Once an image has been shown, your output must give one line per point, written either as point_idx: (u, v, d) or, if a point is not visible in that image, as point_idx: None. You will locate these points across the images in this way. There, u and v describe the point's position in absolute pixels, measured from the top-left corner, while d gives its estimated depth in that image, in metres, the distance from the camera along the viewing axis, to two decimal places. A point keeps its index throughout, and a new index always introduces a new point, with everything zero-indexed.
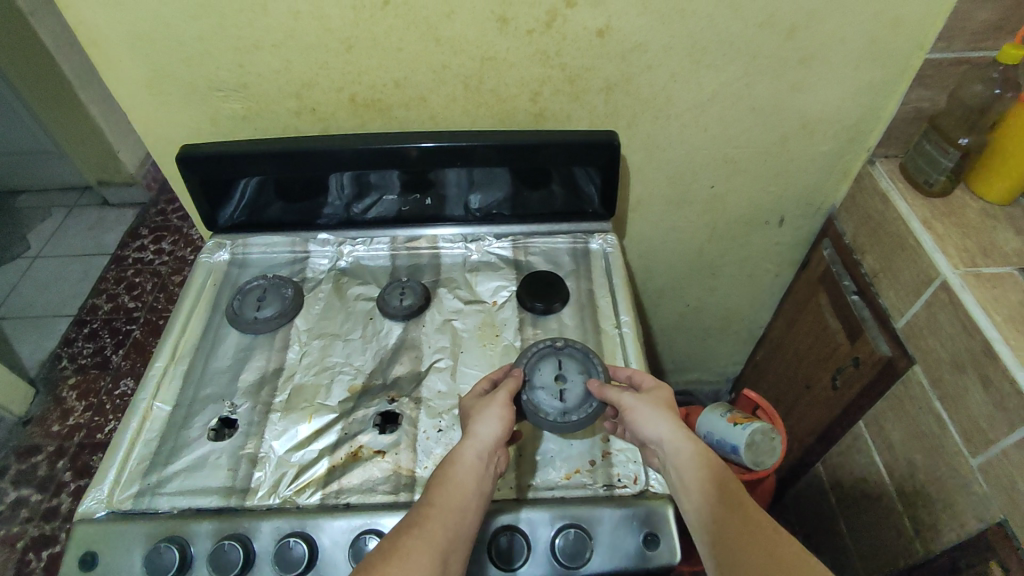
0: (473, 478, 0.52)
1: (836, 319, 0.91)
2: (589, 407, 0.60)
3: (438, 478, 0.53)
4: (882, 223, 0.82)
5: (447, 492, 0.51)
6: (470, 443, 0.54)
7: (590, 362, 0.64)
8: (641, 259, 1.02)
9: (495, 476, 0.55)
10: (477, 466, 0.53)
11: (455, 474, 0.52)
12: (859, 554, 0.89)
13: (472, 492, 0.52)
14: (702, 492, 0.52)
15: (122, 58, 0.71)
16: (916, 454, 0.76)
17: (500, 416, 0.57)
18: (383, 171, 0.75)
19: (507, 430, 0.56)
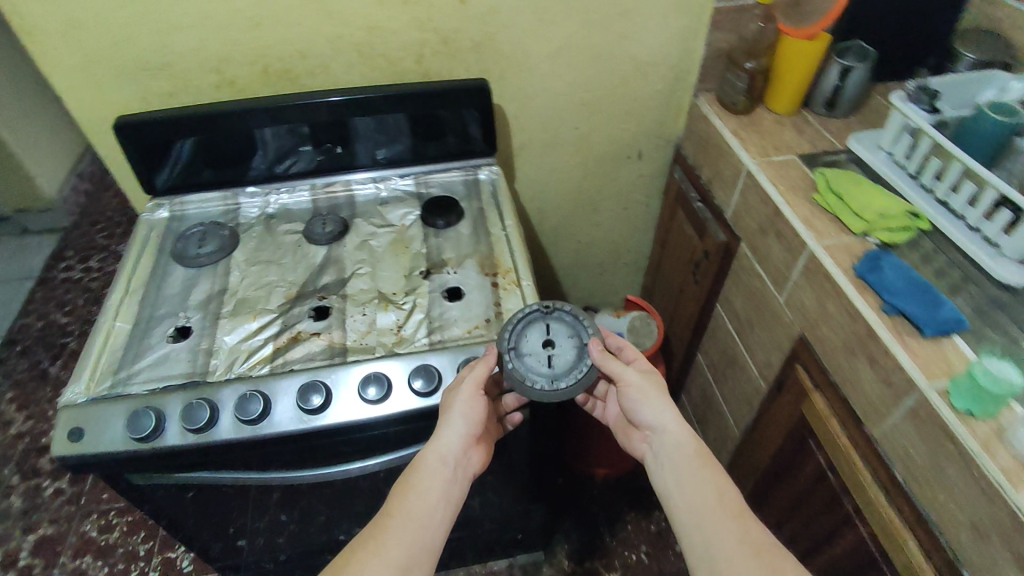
0: (434, 479, 0.65)
1: (689, 225, 1.12)
2: (576, 372, 0.68)
3: (409, 480, 0.65)
4: (708, 140, 1.03)
5: (416, 492, 0.64)
6: (434, 447, 0.65)
7: (578, 326, 0.71)
8: (533, 201, 1.20)
9: (465, 471, 0.68)
10: (441, 469, 0.65)
11: (422, 480, 0.65)
12: (731, 411, 1.09)
13: (439, 493, 0.64)
14: (694, 487, 0.65)
15: (57, 45, 0.83)
16: (751, 311, 0.97)
17: (463, 414, 0.66)
18: (300, 125, 0.89)
19: (470, 427, 0.66)
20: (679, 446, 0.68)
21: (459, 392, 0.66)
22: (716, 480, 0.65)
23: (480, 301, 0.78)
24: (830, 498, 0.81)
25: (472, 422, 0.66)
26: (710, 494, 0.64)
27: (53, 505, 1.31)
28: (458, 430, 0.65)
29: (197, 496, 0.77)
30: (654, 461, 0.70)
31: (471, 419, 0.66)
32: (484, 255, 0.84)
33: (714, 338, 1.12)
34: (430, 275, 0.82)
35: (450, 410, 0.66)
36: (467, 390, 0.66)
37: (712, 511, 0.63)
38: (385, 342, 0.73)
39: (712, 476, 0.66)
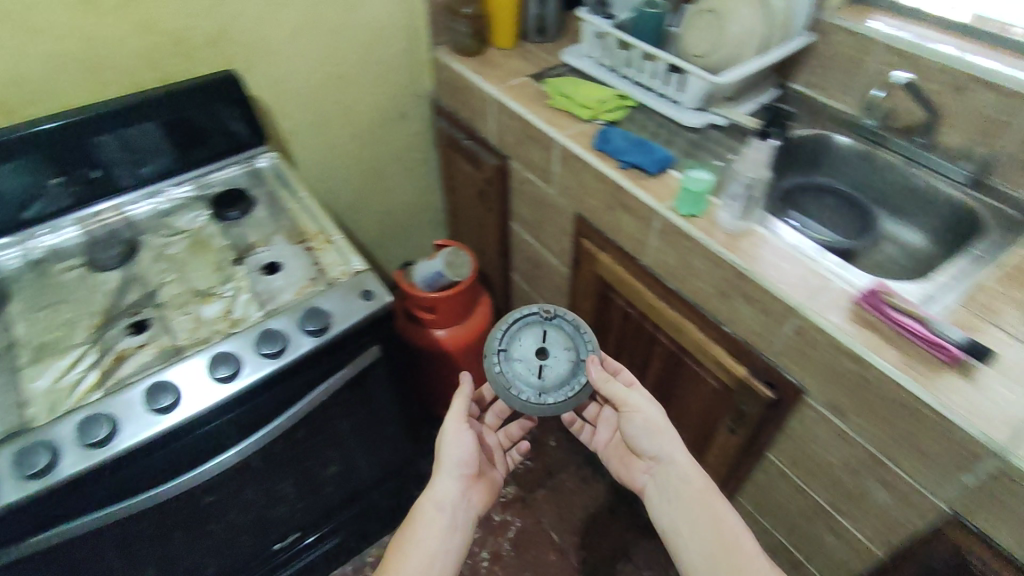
0: (429, 522, 0.76)
1: (465, 163, 1.25)
2: (565, 391, 0.75)
3: (413, 522, 0.77)
4: (456, 84, 1.17)
5: (417, 533, 0.76)
6: (428, 495, 0.79)
7: (574, 340, 0.78)
8: (321, 183, 1.24)
9: (464, 515, 0.79)
10: (440, 515, 0.77)
11: (423, 523, 0.77)
12: (551, 307, 1.27)
13: (438, 532, 0.76)
14: (697, 520, 0.71)
15: None
16: (535, 214, 1.13)
17: (450, 457, 0.81)
18: (41, 157, 0.83)
19: (457, 468, 0.81)
20: (678, 469, 0.75)
21: (447, 433, 0.83)
22: (711, 501, 0.73)
23: (299, 265, 0.82)
24: (637, 329, 1.01)
25: (463, 459, 0.82)
26: (713, 524, 0.71)
27: None
28: (448, 476, 0.80)
29: (61, 567, 0.71)
30: (658, 489, 0.77)
31: (463, 457, 0.82)
32: (290, 228, 0.88)
33: (517, 253, 1.28)
34: (242, 261, 0.83)
35: (443, 451, 0.82)
36: (452, 421, 0.83)
37: (718, 542, 0.69)
38: (219, 328, 0.74)
39: (713, 508, 0.72)
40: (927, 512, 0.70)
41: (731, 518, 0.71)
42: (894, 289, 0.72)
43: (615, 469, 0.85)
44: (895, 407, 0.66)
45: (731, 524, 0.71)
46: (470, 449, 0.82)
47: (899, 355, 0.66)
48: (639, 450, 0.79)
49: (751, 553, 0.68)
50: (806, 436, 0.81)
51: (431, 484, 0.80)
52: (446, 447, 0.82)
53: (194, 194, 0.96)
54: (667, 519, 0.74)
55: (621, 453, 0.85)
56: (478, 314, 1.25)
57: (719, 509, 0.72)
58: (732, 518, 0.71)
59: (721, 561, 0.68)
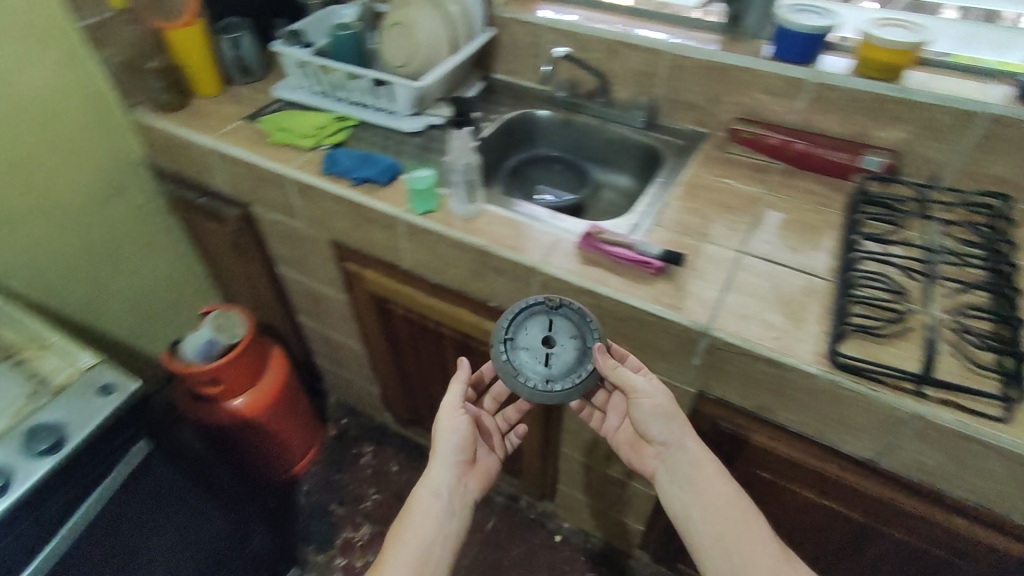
0: (425, 512, 0.73)
1: (208, 222, 1.17)
2: (574, 377, 0.69)
3: (409, 515, 0.73)
4: (168, 144, 1.09)
5: (412, 526, 0.72)
6: (424, 482, 0.75)
7: (581, 328, 0.72)
8: (37, 289, 1.07)
9: (459, 504, 0.76)
10: (437, 506, 0.73)
11: (417, 516, 0.73)
12: (346, 338, 1.25)
13: (433, 523, 0.72)
14: (710, 509, 0.68)
15: None
16: (297, 253, 1.11)
17: (449, 439, 0.77)
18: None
19: (455, 453, 0.77)
20: (688, 453, 0.71)
21: (446, 422, 0.77)
22: (722, 485, 0.69)
23: (10, 386, 0.71)
24: (424, 332, 1.04)
25: (459, 446, 0.77)
26: (730, 516, 0.67)
27: None
28: (445, 463, 0.76)
29: None
30: (669, 477, 0.72)
31: (460, 445, 0.77)
32: None
33: (297, 296, 1.24)
34: None
35: (441, 440, 0.77)
36: (451, 410, 0.77)
37: (732, 530, 0.66)
38: None
39: (728, 500, 0.68)
40: (684, 399, 0.83)
41: (735, 492, 0.69)
42: (605, 227, 0.84)
43: (625, 458, 0.80)
44: (631, 322, 0.77)
45: (732, 493, 0.69)
46: (467, 436, 0.77)
47: (619, 279, 0.78)
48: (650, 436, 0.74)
49: (754, 521, 0.67)
50: None
51: (429, 473, 0.76)
52: (446, 435, 0.76)
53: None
54: (681, 502, 0.70)
55: (632, 442, 0.79)
56: (275, 369, 1.19)
57: (722, 484, 0.69)
58: (735, 490, 0.69)
59: (726, 530, 0.66)
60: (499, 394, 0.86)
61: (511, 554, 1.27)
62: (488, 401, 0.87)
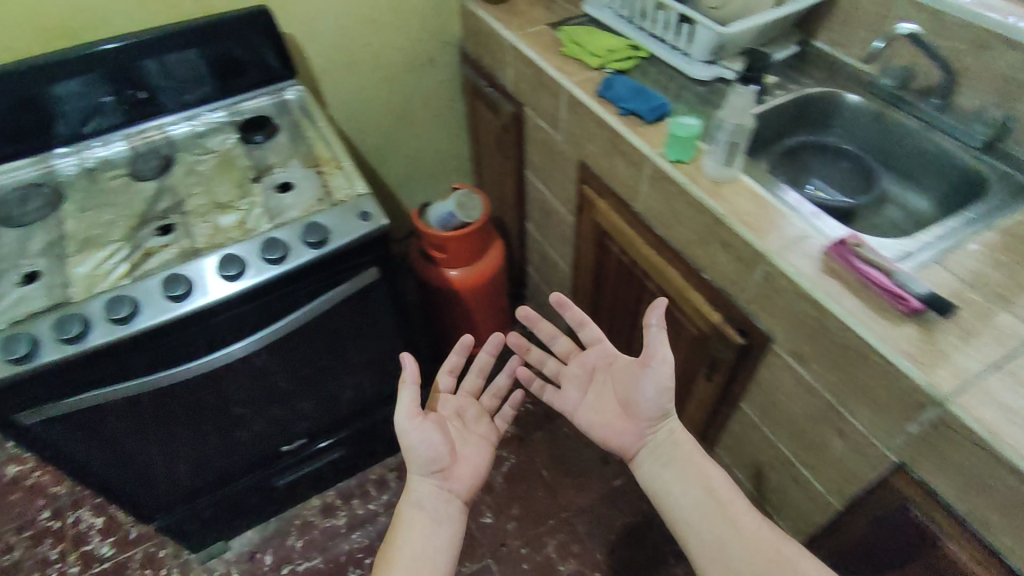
0: (420, 521, 0.79)
1: (488, 112, 1.28)
2: None
3: (404, 515, 0.80)
4: (480, 31, 1.20)
5: (404, 527, 0.78)
6: (415, 485, 0.81)
7: None
8: (350, 123, 1.31)
9: (448, 507, 0.80)
10: (427, 510, 0.79)
11: (416, 516, 0.79)
12: (558, 255, 1.29)
13: (417, 525, 0.78)
14: (699, 507, 0.75)
15: None
16: (548, 162, 1.16)
17: (423, 445, 0.80)
18: (86, 77, 0.93)
19: (435, 450, 0.80)
20: (670, 435, 0.80)
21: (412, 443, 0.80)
22: (702, 468, 0.78)
23: (312, 186, 0.89)
24: (636, 282, 1.02)
25: (429, 455, 0.80)
26: (716, 519, 0.73)
27: None
28: (418, 463, 0.81)
29: (125, 416, 0.86)
30: (656, 465, 0.79)
31: (434, 460, 0.81)
32: (306, 154, 0.95)
33: (533, 202, 1.31)
34: (261, 179, 0.92)
35: (406, 451, 0.81)
36: (405, 416, 0.80)
37: (725, 533, 0.72)
38: (232, 235, 0.83)
39: (722, 501, 0.74)
40: (878, 460, 0.70)
41: (721, 485, 0.76)
42: (868, 243, 0.72)
43: (596, 428, 0.84)
44: (851, 355, 0.66)
45: (717, 494, 0.75)
46: (438, 448, 0.81)
47: (857, 302, 0.67)
48: (643, 394, 0.78)
49: (744, 521, 0.72)
50: (777, 387, 0.81)
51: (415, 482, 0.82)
52: (416, 456, 0.80)
53: (202, 126, 1.02)
54: (679, 498, 0.76)
55: (599, 384, 0.85)
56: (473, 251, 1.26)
57: (708, 475, 0.77)
58: (717, 484, 0.76)
59: (721, 532, 0.72)
60: (456, 369, 0.91)
61: (624, 519, 1.27)
62: (472, 386, 0.94)
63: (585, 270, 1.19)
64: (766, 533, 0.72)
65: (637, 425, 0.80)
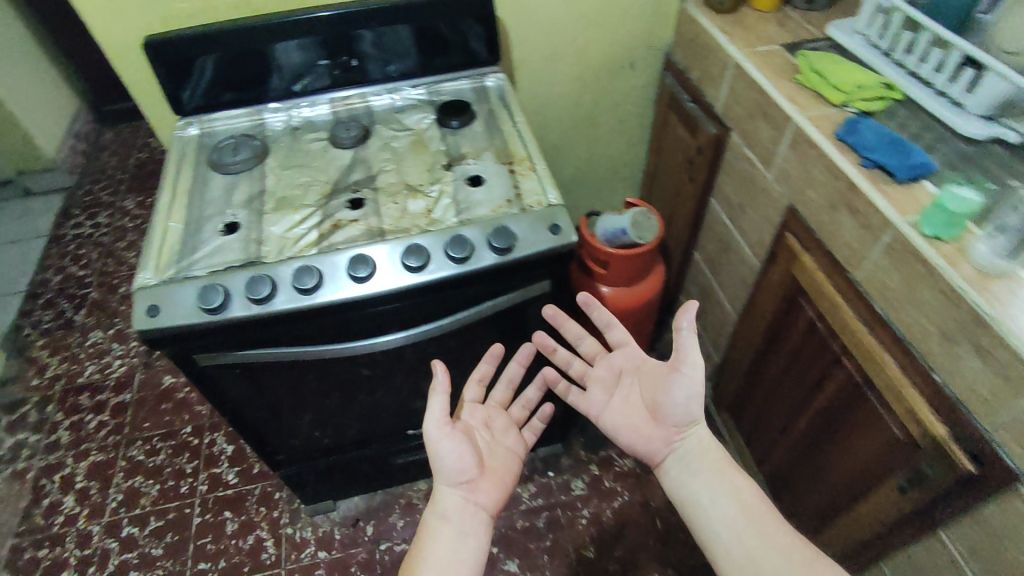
0: (448, 532, 0.75)
1: (682, 127, 1.18)
2: None
3: (429, 528, 0.76)
4: (696, 41, 1.10)
5: (428, 537, 0.75)
6: (440, 495, 0.77)
7: None
8: (534, 116, 1.26)
9: (475, 519, 0.76)
10: (453, 521, 0.76)
11: (442, 529, 0.75)
12: (727, 294, 1.17)
13: (443, 535, 0.75)
14: (733, 525, 0.71)
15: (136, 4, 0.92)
16: (743, 195, 1.04)
17: (450, 452, 0.77)
18: (305, 40, 0.94)
19: (464, 457, 0.77)
20: (698, 443, 0.77)
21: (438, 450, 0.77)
22: (728, 473, 0.75)
23: (503, 185, 0.85)
24: (833, 361, 0.87)
25: (459, 463, 0.77)
26: (749, 532, 0.70)
27: (99, 437, 1.39)
28: (445, 472, 0.77)
29: (280, 376, 0.87)
30: (682, 472, 0.76)
31: (462, 468, 0.77)
32: (500, 148, 0.91)
33: (709, 232, 1.20)
34: (452, 167, 0.89)
35: (435, 461, 0.78)
36: (433, 425, 0.77)
37: (757, 547, 0.69)
38: (419, 222, 0.81)
39: (752, 512, 0.72)
40: None
41: (750, 491, 0.74)
42: None
43: (622, 433, 0.81)
44: None
45: (749, 505, 0.72)
46: (466, 456, 0.78)
47: None
48: (671, 400, 0.76)
49: (777, 535, 0.70)
50: (1014, 536, 0.65)
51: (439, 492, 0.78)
52: (441, 463, 0.77)
53: (400, 102, 1.02)
54: (707, 513, 0.73)
55: (628, 388, 0.83)
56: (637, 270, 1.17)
57: (735, 482, 0.75)
58: (749, 493, 0.73)
59: (752, 546, 0.69)
60: (484, 378, 0.89)
61: None
62: (501, 396, 0.91)
63: (758, 320, 1.06)
64: (793, 542, 0.70)
65: (664, 429, 0.78)
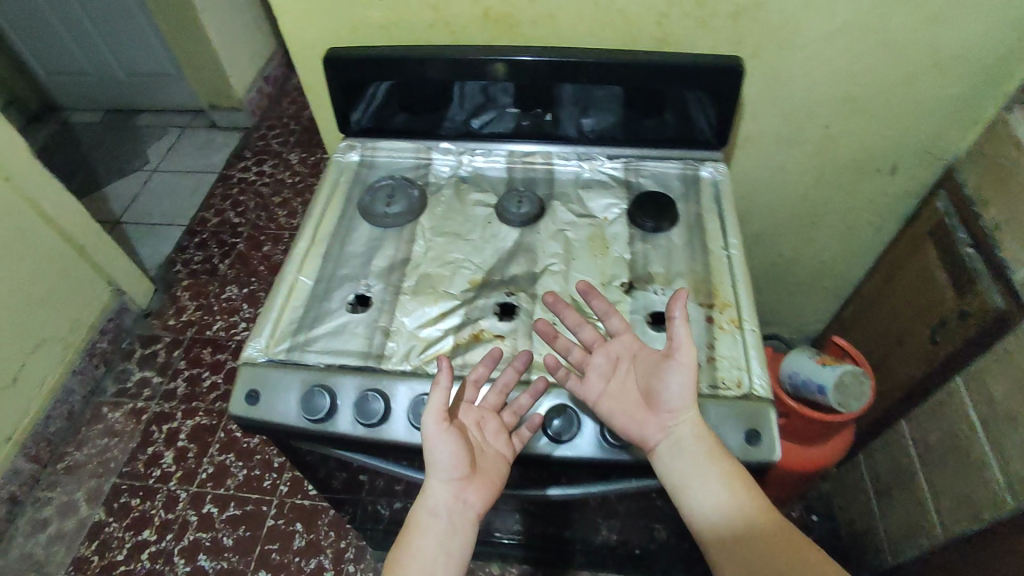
0: (432, 541, 0.59)
1: (944, 272, 0.89)
2: None
3: (411, 531, 0.60)
4: (1007, 170, 0.79)
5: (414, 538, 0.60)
6: (423, 504, 0.61)
7: None
8: (741, 200, 1.02)
9: (465, 519, 0.60)
10: (435, 527, 0.59)
11: (424, 534, 0.60)
12: (938, 507, 0.87)
13: (428, 539, 0.59)
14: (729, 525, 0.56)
15: (330, 7, 0.81)
16: (1019, 406, 0.74)
17: (439, 448, 0.59)
18: (496, 84, 0.78)
19: (456, 454, 0.59)
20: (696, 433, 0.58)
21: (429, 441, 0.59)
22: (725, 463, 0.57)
23: (691, 339, 0.65)
24: None
25: (450, 459, 0.59)
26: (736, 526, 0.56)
27: (209, 398, 1.42)
28: (435, 477, 0.60)
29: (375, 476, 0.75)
30: (675, 460, 0.58)
31: (451, 466, 0.59)
32: (699, 279, 0.70)
33: (936, 415, 0.89)
34: (632, 290, 0.70)
35: (430, 459, 0.59)
36: (431, 421, 0.59)
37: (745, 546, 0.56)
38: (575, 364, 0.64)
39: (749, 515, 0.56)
40: None
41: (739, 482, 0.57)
42: None
43: (617, 424, 0.59)
44: None
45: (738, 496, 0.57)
46: (459, 452, 0.59)
47: None
48: (666, 385, 0.59)
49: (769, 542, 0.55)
50: None
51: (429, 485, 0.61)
52: (435, 455, 0.59)
53: (588, 174, 0.83)
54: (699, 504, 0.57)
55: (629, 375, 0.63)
56: (820, 432, 0.92)
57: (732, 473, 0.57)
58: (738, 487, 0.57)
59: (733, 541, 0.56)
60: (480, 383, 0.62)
61: None
62: (494, 396, 0.62)
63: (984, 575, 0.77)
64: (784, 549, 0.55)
65: (664, 419, 0.59)
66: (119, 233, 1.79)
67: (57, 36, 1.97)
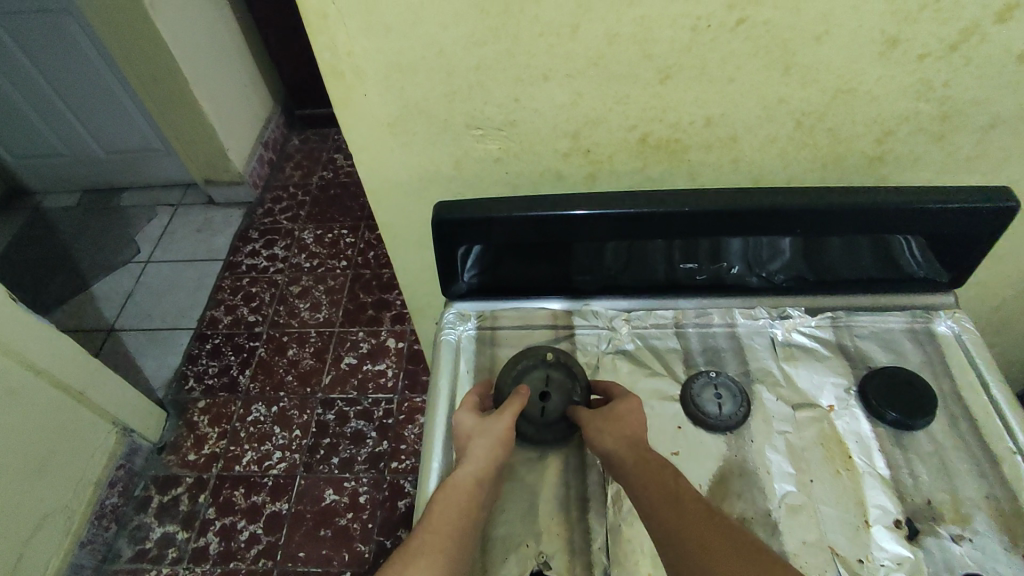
0: (465, 504, 0.50)
1: None
2: None
3: (443, 493, 0.51)
4: None
5: (442, 520, 0.49)
6: (462, 469, 0.52)
7: None
8: None
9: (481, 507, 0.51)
10: (471, 497, 0.51)
11: (456, 500, 0.50)
12: None
13: (463, 517, 0.50)
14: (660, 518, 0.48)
15: (426, 143, 0.59)
16: None
17: (491, 437, 0.54)
18: (659, 240, 0.57)
19: (499, 449, 0.54)
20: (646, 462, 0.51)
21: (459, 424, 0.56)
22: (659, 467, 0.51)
23: None
24: None
25: (494, 446, 0.53)
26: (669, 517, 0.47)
27: (249, 556, 1.18)
28: (479, 456, 0.53)
29: None
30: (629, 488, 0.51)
31: (487, 439, 0.54)
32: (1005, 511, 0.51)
33: None
34: (919, 537, 0.50)
35: (477, 437, 0.54)
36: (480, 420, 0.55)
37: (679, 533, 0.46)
38: None
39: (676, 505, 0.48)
40: None
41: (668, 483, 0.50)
42: None
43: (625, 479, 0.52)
44: None
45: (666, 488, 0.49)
46: (501, 437, 0.54)
47: None
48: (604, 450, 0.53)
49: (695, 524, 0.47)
50: None
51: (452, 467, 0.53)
52: (468, 434, 0.55)
53: (785, 335, 0.63)
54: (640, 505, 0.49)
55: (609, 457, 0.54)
56: None
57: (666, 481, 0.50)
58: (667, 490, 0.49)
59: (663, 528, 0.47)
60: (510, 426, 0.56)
61: None
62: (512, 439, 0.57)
63: None
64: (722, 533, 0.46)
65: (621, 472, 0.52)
66: (115, 344, 1.54)
67: (23, 116, 1.71)
